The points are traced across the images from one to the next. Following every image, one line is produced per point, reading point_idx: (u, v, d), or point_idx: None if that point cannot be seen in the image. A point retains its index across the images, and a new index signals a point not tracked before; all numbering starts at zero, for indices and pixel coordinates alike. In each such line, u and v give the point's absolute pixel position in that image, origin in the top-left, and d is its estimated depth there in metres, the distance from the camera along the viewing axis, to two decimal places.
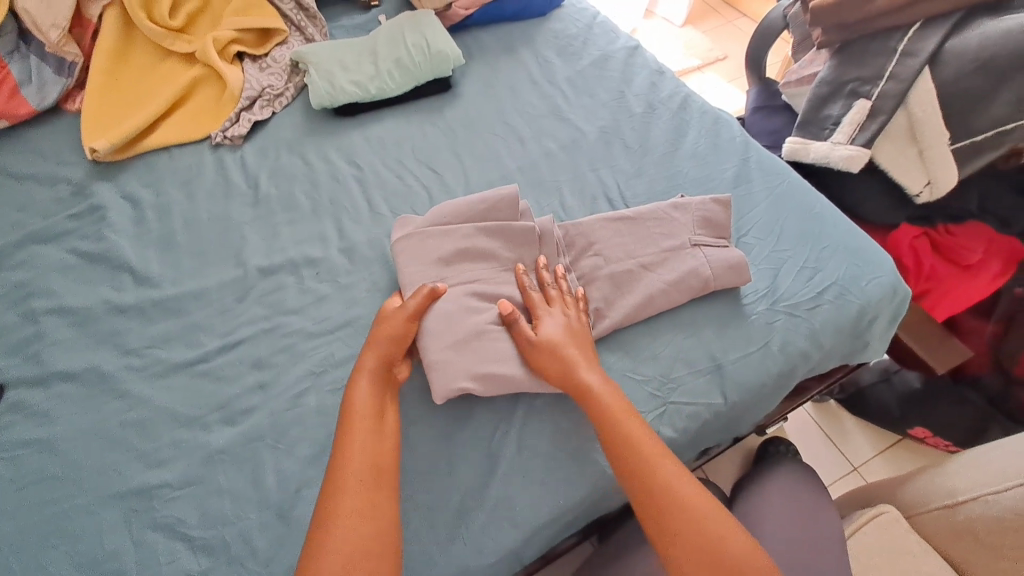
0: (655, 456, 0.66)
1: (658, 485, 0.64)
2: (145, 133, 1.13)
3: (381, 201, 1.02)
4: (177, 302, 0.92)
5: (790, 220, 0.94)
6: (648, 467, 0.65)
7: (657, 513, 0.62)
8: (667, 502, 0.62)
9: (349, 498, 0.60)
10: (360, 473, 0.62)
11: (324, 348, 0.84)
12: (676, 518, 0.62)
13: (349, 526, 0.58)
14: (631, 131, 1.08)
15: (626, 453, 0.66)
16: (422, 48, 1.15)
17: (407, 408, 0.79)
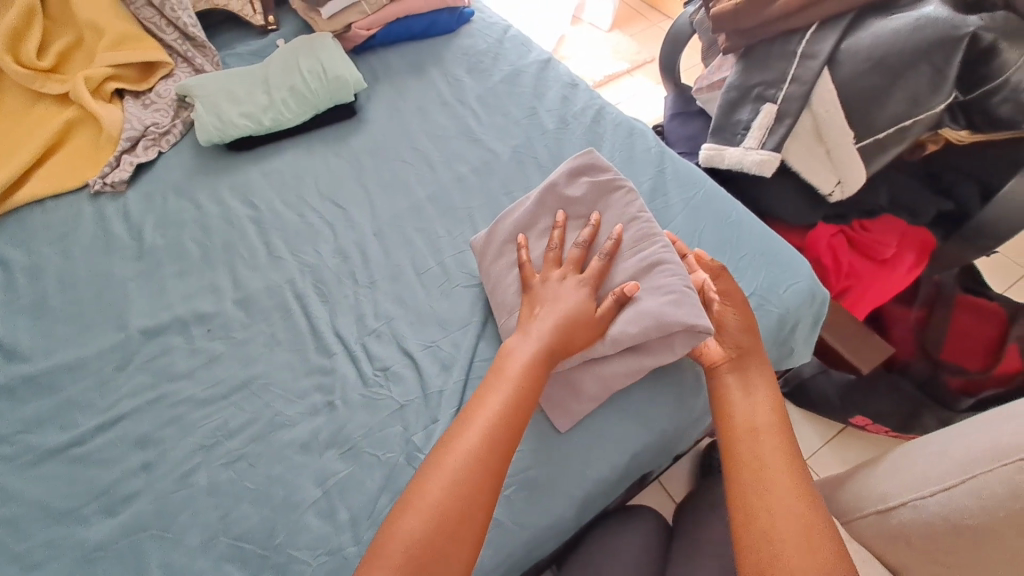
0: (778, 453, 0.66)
1: (778, 479, 0.63)
2: (14, 187, 1.02)
3: (282, 242, 0.94)
4: (49, 377, 0.82)
5: (708, 231, 0.93)
6: (771, 458, 0.65)
7: (754, 499, 0.63)
8: (771, 501, 0.62)
9: (450, 475, 0.58)
10: (472, 452, 0.59)
11: (217, 415, 0.77)
12: (780, 510, 0.61)
13: (437, 505, 0.56)
14: (545, 149, 1.05)
15: (753, 440, 0.67)
16: (318, 74, 1.08)
17: (311, 475, 0.72)
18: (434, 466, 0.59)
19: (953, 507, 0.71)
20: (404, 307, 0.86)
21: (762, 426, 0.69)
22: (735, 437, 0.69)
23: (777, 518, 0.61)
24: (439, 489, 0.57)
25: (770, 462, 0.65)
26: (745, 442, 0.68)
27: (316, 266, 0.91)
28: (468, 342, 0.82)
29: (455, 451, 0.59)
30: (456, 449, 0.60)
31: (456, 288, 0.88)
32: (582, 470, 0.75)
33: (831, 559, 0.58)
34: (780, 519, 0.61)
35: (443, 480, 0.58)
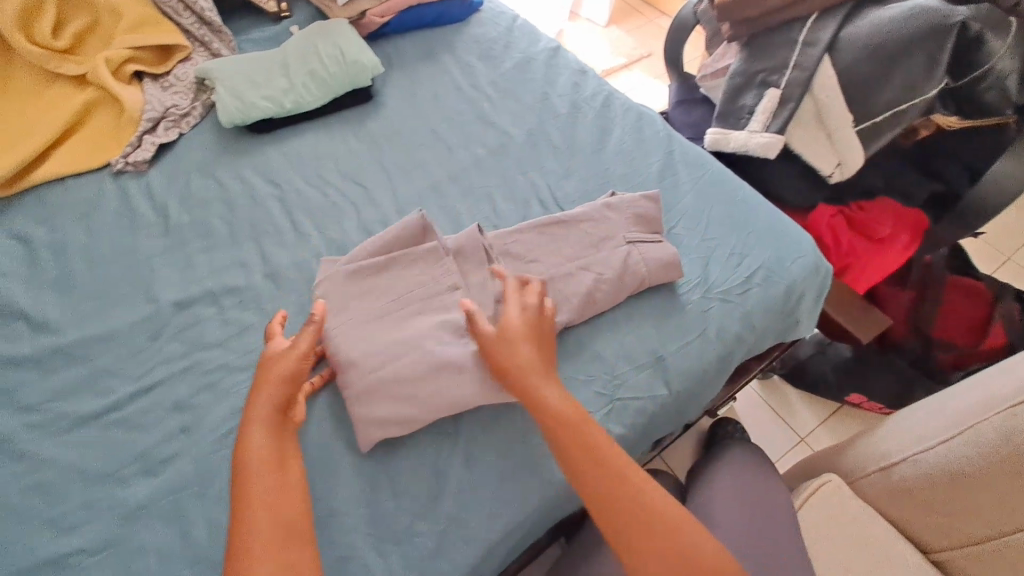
0: (607, 446, 0.65)
1: (580, 472, 0.64)
2: (34, 166, 1.03)
3: (306, 220, 0.97)
4: (80, 347, 0.83)
5: (716, 209, 0.97)
6: (606, 454, 0.64)
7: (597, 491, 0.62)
8: (620, 485, 0.62)
9: (263, 500, 0.58)
10: (265, 459, 0.61)
11: (251, 381, 0.79)
12: (618, 507, 0.61)
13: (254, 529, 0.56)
14: (558, 131, 1.08)
15: (578, 425, 0.66)
16: (336, 58, 1.11)
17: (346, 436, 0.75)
18: (246, 487, 0.59)
19: (951, 457, 0.76)
20: None
21: (578, 418, 0.67)
22: (547, 415, 0.66)
23: (599, 509, 0.62)
24: (238, 527, 0.56)
25: (597, 453, 0.64)
26: (577, 432, 0.66)
27: (341, 242, 0.94)
28: None
29: (257, 455, 0.61)
30: (248, 461, 0.60)
31: None
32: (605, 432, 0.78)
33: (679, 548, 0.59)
34: (608, 518, 0.61)
35: (258, 501, 0.58)
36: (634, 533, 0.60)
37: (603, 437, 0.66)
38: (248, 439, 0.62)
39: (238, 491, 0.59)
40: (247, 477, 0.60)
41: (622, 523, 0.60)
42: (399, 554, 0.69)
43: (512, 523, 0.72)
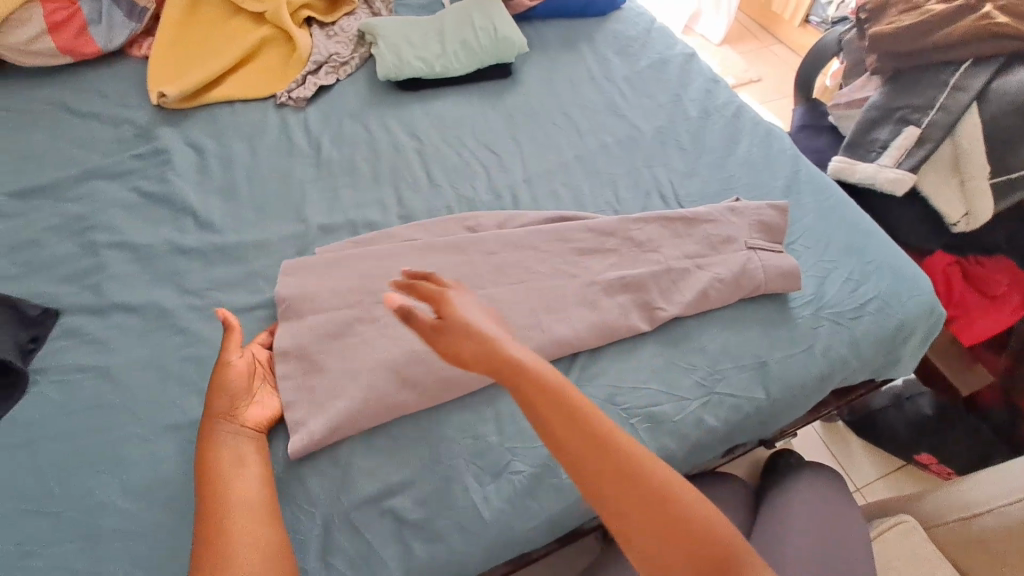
0: (640, 450, 0.58)
1: (596, 486, 0.55)
2: (211, 86, 1.15)
3: (440, 175, 1.04)
4: (237, 249, 0.94)
5: (837, 233, 0.98)
6: (636, 459, 0.56)
7: (600, 501, 0.55)
8: (672, 510, 0.54)
9: (227, 541, 0.62)
10: (245, 505, 0.66)
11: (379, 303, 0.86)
12: (647, 523, 0.53)
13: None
14: (686, 133, 1.12)
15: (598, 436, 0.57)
16: (489, 32, 1.18)
17: None
18: (211, 533, 0.63)
19: None
20: None
21: (602, 431, 0.57)
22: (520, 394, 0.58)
23: (608, 507, 0.55)
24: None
25: (633, 463, 0.56)
26: (605, 441, 0.57)
27: (471, 200, 1.01)
28: None
29: (225, 492, 0.66)
30: (221, 505, 0.65)
31: None
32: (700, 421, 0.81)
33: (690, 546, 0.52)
34: (638, 532, 0.53)
35: (228, 535, 0.63)
36: (676, 558, 0.52)
37: (637, 445, 0.58)
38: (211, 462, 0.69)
39: (205, 522, 0.64)
40: (217, 514, 0.64)
41: (660, 545, 0.52)
42: (495, 488, 0.74)
43: None
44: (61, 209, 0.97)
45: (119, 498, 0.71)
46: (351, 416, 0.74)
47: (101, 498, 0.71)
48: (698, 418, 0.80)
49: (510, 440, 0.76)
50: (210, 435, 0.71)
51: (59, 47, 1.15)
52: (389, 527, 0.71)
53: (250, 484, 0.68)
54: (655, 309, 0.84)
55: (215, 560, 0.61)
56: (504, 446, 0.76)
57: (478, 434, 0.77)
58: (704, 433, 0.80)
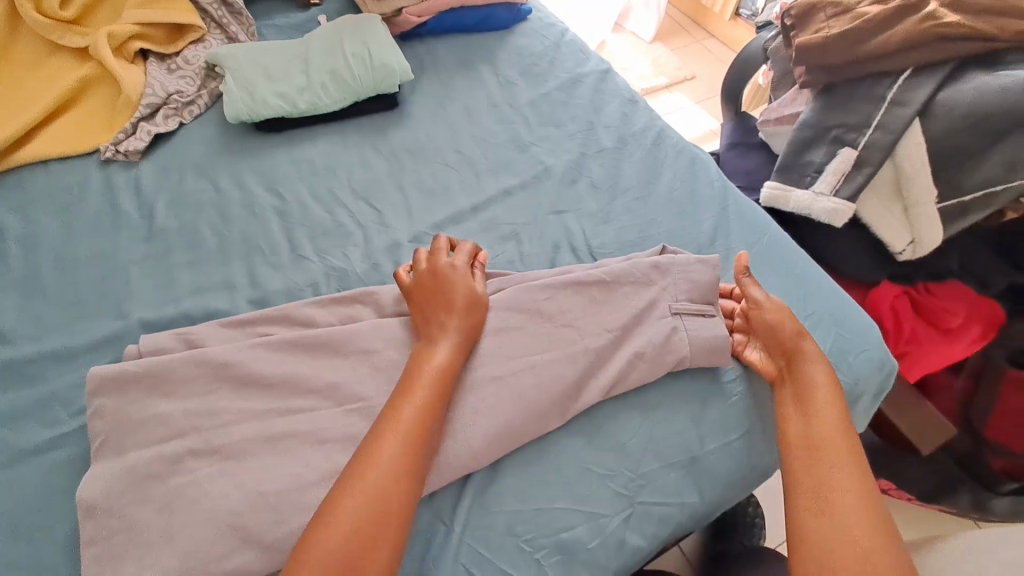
0: (851, 460, 0.59)
1: (808, 458, 0.60)
2: (18, 145, 0.93)
3: (306, 240, 0.86)
4: (33, 365, 0.73)
5: (774, 283, 0.84)
6: (838, 456, 0.59)
7: (807, 473, 0.59)
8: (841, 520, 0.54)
9: (379, 451, 0.57)
10: (400, 442, 0.58)
11: (190, 426, 0.66)
12: (809, 486, 0.58)
13: (367, 496, 0.55)
14: (600, 169, 0.96)
15: (809, 410, 0.64)
16: (363, 58, 0.99)
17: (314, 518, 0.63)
18: (376, 442, 0.58)
19: None
20: None
21: (818, 426, 0.62)
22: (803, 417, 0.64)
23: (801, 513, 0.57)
24: (349, 479, 0.56)
25: (836, 451, 0.60)
26: (815, 424, 0.62)
27: (343, 271, 0.83)
28: None
29: (403, 417, 0.60)
30: (398, 424, 0.59)
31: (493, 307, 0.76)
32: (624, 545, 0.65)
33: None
34: (802, 498, 0.58)
35: (380, 442, 0.58)
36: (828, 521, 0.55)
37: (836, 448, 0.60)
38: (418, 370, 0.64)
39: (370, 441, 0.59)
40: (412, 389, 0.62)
41: (811, 500, 0.57)
42: None
43: None
44: None
45: None
46: None
47: None
48: (619, 540, 0.65)
49: None
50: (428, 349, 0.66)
51: None
52: None
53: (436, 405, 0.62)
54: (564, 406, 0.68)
55: (357, 475, 0.56)
56: None
57: None
58: (629, 558, 0.65)
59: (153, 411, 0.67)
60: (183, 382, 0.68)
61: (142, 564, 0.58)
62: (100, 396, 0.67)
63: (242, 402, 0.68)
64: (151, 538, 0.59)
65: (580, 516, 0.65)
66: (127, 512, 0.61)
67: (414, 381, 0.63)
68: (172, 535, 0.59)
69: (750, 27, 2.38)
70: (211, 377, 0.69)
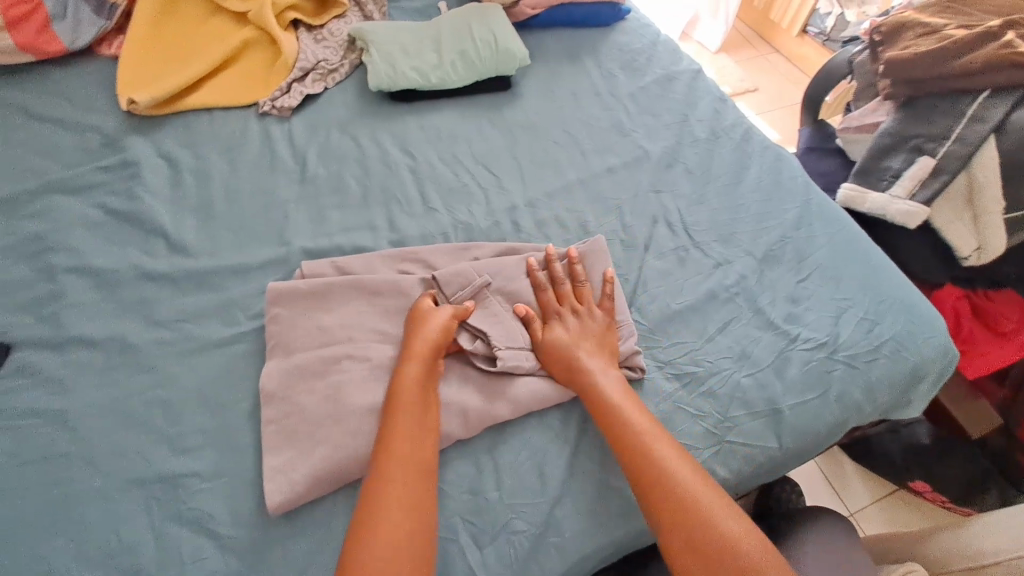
0: (673, 473, 0.66)
1: (656, 499, 0.64)
2: (187, 92, 1.07)
3: (435, 196, 0.98)
4: (212, 276, 0.86)
5: (851, 270, 0.93)
6: (669, 482, 0.65)
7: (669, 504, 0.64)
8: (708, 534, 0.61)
9: (388, 502, 0.61)
10: (403, 483, 0.62)
11: (348, 336, 0.78)
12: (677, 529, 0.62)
13: (385, 539, 0.58)
14: (694, 157, 1.06)
15: (648, 470, 0.66)
16: (488, 43, 1.11)
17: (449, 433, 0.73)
18: (379, 487, 0.62)
19: None
20: None
21: (632, 445, 0.68)
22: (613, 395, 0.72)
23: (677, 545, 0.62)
24: (369, 513, 0.60)
25: (671, 481, 0.65)
26: (640, 456, 0.67)
27: (469, 225, 0.95)
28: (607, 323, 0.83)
29: (394, 460, 0.64)
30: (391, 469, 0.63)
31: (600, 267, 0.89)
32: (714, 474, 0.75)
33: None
34: (674, 526, 0.63)
35: (388, 488, 0.62)
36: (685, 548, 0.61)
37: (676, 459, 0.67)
38: (399, 412, 0.67)
39: (375, 477, 0.63)
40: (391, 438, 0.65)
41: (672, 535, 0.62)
42: (493, 549, 0.68)
43: (603, 543, 0.70)
44: (14, 227, 0.89)
45: (73, 567, 0.63)
46: (335, 459, 0.68)
47: (56, 565, 0.63)
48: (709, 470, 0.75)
49: (509, 496, 0.70)
50: (401, 383, 0.69)
51: (17, 44, 1.06)
52: None
53: (417, 436, 0.67)
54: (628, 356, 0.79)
55: (373, 520, 0.60)
56: (503, 503, 0.70)
57: (477, 489, 0.71)
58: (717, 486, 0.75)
59: (321, 318, 0.79)
60: (342, 298, 0.81)
61: (316, 436, 0.70)
62: (276, 301, 0.80)
63: (392, 322, 0.80)
64: (324, 419, 0.71)
65: None
66: (304, 395, 0.73)
67: (398, 422, 0.66)
68: (342, 416, 0.71)
69: (817, 45, 2.43)
70: (364, 296, 0.81)
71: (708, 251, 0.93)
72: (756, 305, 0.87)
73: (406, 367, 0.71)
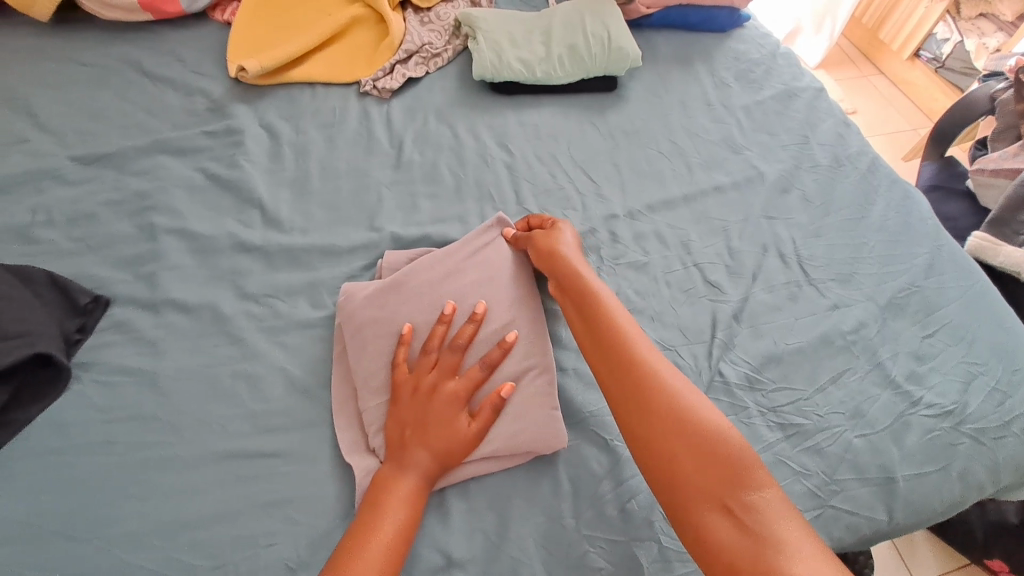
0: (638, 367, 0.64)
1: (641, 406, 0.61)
2: (292, 64, 1.06)
3: (531, 197, 0.94)
4: (305, 254, 0.84)
5: (984, 332, 0.83)
6: (657, 383, 0.62)
7: (647, 415, 0.61)
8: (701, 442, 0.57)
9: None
10: (385, 552, 0.57)
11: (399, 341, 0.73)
12: (679, 443, 0.58)
13: None
14: (812, 183, 0.98)
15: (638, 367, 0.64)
16: (601, 40, 1.06)
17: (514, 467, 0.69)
18: (355, 553, 0.57)
19: None
20: (643, 300, 0.83)
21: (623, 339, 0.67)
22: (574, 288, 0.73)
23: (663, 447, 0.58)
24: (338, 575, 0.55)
25: (648, 377, 0.63)
26: (606, 326, 0.68)
27: None
28: (711, 360, 0.78)
29: (366, 556, 0.57)
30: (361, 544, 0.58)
31: (702, 299, 0.84)
32: None
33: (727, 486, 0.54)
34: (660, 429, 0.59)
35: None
36: (695, 477, 0.55)
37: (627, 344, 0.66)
38: (389, 493, 0.61)
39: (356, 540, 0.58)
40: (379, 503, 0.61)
41: (675, 451, 0.57)
42: None
43: None
44: (121, 182, 0.90)
45: (149, 533, 0.63)
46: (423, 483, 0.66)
47: (135, 529, 0.63)
48: None
49: (588, 529, 0.66)
50: (392, 472, 0.63)
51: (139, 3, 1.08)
52: None
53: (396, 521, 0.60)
54: (753, 391, 0.76)
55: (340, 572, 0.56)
56: (581, 536, 0.66)
57: (553, 516, 0.67)
58: None
59: (385, 326, 0.72)
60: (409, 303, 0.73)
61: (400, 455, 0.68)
62: (347, 300, 0.75)
63: None
64: None
65: None
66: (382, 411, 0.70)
67: (378, 503, 0.61)
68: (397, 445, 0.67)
69: (929, 72, 2.23)
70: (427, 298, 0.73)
71: (824, 290, 0.85)
72: (876, 358, 0.79)
73: (404, 476, 0.62)
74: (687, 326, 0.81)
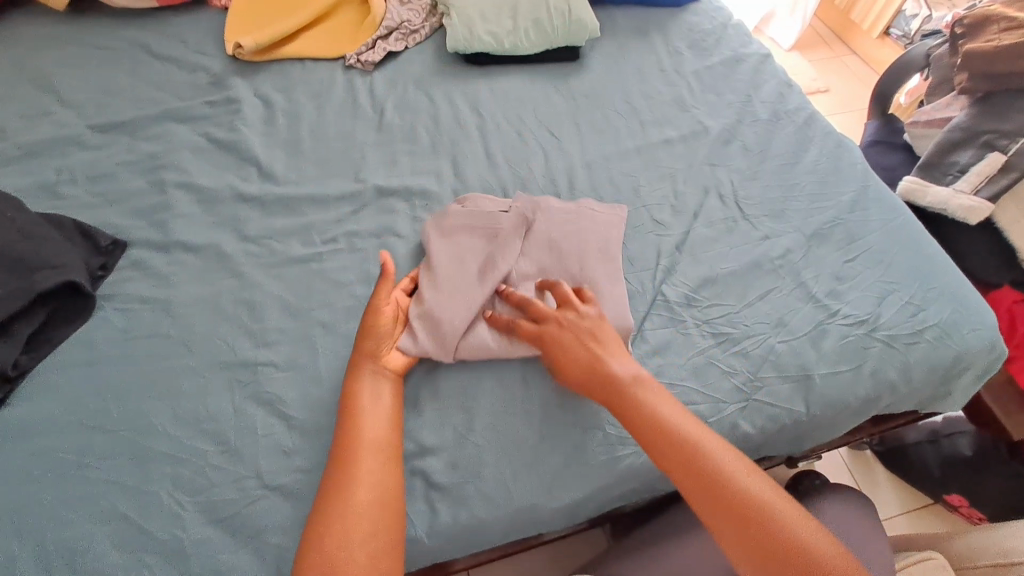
0: (680, 471, 0.67)
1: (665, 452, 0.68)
2: (284, 42, 1.18)
3: (499, 151, 1.05)
4: (297, 202, 0.96)
5: (900, 255, 0.93)
6: (701, 485, 0.65)
7: (684, 474, 0.67)
8: (739, 504, 0.64)
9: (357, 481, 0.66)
10: (364, 519, 0.63)
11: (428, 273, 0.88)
12: (716, 518, 0.64)
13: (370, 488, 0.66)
14: (753, 135, 1.08)
15: (680, 457, 0.67)
16: (562, 13, 1.17)
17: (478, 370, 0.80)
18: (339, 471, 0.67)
19: None
20: None
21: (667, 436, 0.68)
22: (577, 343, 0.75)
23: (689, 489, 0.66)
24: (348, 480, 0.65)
25: (680, 428, 0.69)
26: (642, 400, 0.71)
27: (526, 180, 1.01)
28: (654, 283, 0.88)
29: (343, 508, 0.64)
30: (356, 437, 0.68)
31: (649, 233, 0.94)
32: (736, 424, 0.78)
33: (746, 506, 0.64)
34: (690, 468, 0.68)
35: (360, 472, 0.66)
36: (720, 515, 0.64)
37: (670, 414, 0.70)
38: (356, 413, 0.70)
39: (342, 450, 0.68)
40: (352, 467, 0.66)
41: (708, 510, 0.65)
42: (523, 463, 0.75)
43: (619, 476, 0.76)
44: (134, 146, 1.02)
45: (168, 425, 0.74)
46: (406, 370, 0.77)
47: (156, 422, 0.74)
48: (733, 423, 0.78)
49: (542, 420, 0.77)
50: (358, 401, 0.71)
51: None
52: (417, 489, 0.73)
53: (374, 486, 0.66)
54: (690, 307, 0.86)
55: (342, 498, 0.64)
56: (536, 425, 0.77)
57: (512, 410, 0.78)
58: (738, 438, 0.78)
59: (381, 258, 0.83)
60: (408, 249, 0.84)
61: None
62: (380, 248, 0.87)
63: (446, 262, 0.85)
64: None
65: (703, 397, 0.79)
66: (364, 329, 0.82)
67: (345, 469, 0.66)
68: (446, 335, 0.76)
69: (898, 49, 2.33)
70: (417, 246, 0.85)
71: (757, 224, 0.95)
72: (800, 278, 0.89)
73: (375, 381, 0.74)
74: (636, 256, 0.91)
